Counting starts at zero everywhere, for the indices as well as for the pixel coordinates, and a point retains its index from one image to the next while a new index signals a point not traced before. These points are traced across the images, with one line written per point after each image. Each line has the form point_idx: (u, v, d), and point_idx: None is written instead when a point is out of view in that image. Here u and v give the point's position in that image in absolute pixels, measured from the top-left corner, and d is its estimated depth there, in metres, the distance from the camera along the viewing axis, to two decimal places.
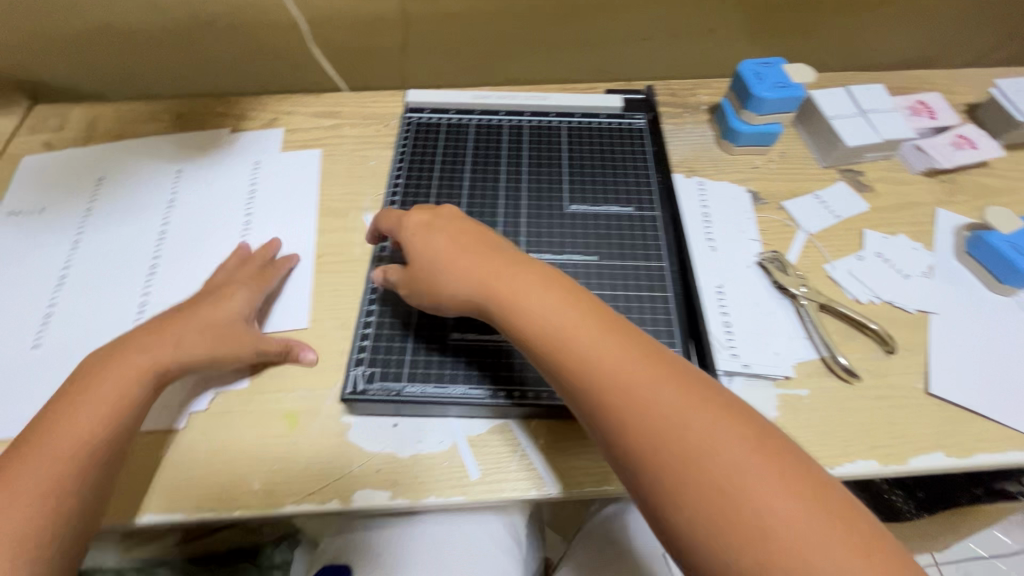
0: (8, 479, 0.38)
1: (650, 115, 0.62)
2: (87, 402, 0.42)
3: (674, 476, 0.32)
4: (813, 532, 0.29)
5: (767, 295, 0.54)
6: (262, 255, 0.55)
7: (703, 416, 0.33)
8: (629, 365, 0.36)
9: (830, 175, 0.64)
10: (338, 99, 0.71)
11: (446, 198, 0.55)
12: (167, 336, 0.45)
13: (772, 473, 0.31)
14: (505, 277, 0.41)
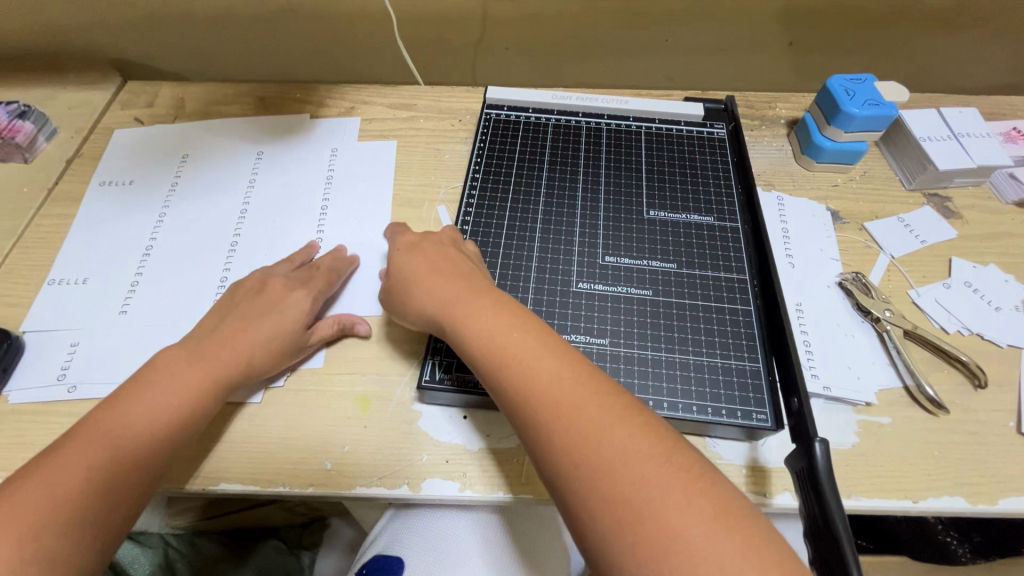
0: (56, 471, 0.38)
1: (731, 125, 0.61)
2: (162, 396, 0.43)
3: (590, 497, 0.33)
4: (723, 559, 0.29)
5: (848, 317, 0.52)
6: (327, 262, 0.54)
7: (620, 437, 0.34)
8: (566, 392, 0.36)
9: (915, 199, 0.62)
10: (414, 91, 0.72)
11: (523, 196, 0.55)
12: (244, 336, 0.47)
13: (690, 499, 0.31)
14: (463, 300, 0.42)
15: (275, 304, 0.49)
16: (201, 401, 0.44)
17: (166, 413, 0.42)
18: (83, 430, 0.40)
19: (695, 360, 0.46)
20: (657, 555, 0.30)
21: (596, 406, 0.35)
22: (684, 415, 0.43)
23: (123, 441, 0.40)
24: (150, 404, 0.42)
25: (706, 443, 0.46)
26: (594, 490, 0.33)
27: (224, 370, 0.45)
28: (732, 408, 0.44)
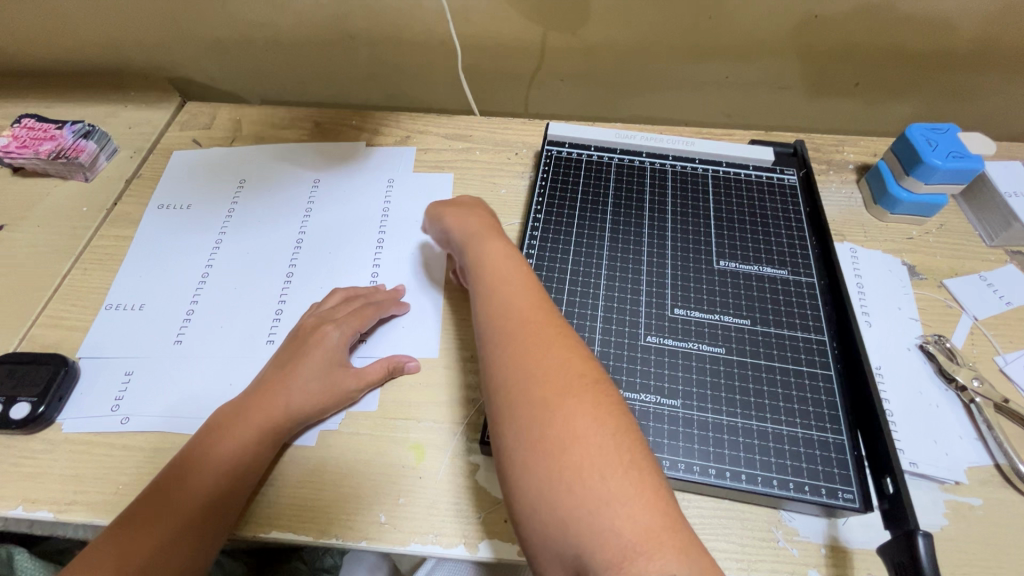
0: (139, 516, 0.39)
1: (802, 171, 0.59)
2: (224, 437, 0.43)
3: (515, 396, 0.35)
4: (607, 468, 0.31)
5: (931, 384, 0.49)
6: (376, 294, 0.54)
7: (559, 358, 0.36)
8: (528, 313, 0.39)
9: (997, 256, 0.59)
10: (470, 123, 0.71)
11: (586, 239, 0.54)
12: (284, 385, 0.46)
13: (599, 417, 0.34)
14: (483, 236, 0.47)
15: (320, 349, 0.48)
16: (261, 445, 0.44)
17: (225, 453, 0.43)
18: (158, 477, 0.42)
19: (771, 427, 0.43)
20: (553, 451, 0.32)
21: (548, 331, 0.38)
22: (763, 489, 0.41)
23: (199, 466, 0.42)
24: (208, 446, 0.43)
25: (781, 516, 0.43)
26: (520, 389, 0.35)
27: (279, 411, 0.45)
28: (815, 484, 0.41)
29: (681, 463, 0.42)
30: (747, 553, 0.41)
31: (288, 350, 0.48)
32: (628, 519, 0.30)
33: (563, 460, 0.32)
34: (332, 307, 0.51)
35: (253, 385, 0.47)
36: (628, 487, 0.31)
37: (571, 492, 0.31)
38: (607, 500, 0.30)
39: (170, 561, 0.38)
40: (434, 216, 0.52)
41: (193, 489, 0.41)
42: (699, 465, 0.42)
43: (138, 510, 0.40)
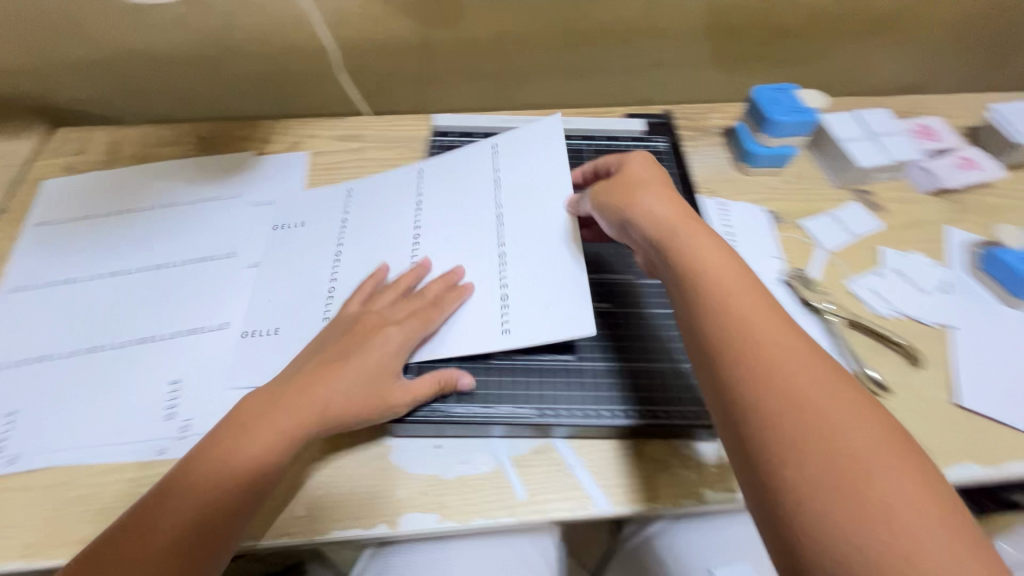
0: (149, 523, 0.38)
1: (670, 138, 0.64)
2: (221, 465, 0.40)
3: (785, 425, 0.33)
4: (909, 496, 0.30)
5: (795, 311, 0.56)
6: (439, 286, 0.50)
7: (824, 381, 0.34)
8: (770, 328, 0.37)
9: (843, 196, 0.67)
10: (362, 123, 0.72)
11: (476, 218, 0.56)
12: (326, 385, 0.43)
13: (872, 439, 0.32)
14: (684, 236, 0.44)
15: (378, 349, 0.45)
16: (265, 469, 0.41)
17: (218, 487, 0.40)
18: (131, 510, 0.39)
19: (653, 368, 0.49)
20: (837, 484, 0.30)
21: (800, 349, 0.36)
22: (650, 421, 0.46)
23: (230, 479, 0.40)
24: (199, 481, 0.40)
25: (676, 446, 0.48)
26: (794, 420, 0.33)
27: (279, 434, 0.42)
28: (694, 409, 0.47)
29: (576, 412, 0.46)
30: (646, 482, 0.46)
31: (323, 360, 0.45)
32: (934, 527, 0.29)
33: (858, 481, 0.30)
34: (380, 303, 0.49)
35: (247, 405, 0.43)
36: (925, 502, 0.30)
37: (868, 526, 0.29)
38: (901, 517, 0.29)
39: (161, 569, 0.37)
40: (614, 206, 0.48)
41: (169, 527, 0.38)
42: (592, 409, 0.47)
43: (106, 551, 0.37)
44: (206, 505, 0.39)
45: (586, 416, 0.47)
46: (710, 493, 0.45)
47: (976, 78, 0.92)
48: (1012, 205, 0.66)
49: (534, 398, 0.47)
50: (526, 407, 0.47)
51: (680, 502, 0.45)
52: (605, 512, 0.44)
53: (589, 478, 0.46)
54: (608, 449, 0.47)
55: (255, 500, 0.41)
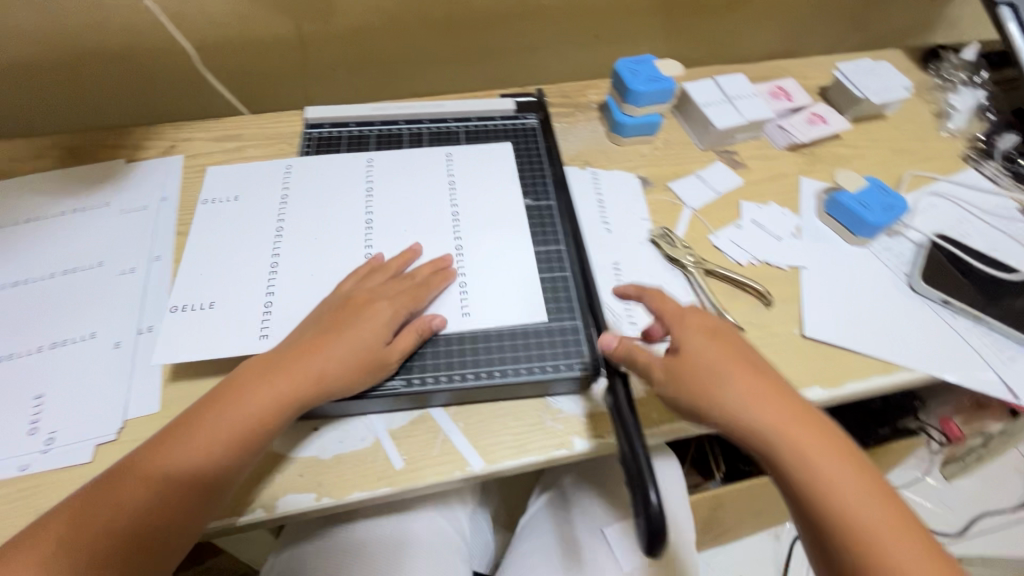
0: (123, 488, 0.40)
1: (541, 114, 0.68)
2: (197, 445, 0.41)
3: (837, 533, 0.39)
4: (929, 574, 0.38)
5: (660, 267, 0.59)
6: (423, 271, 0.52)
7: (848, 477, 0.40)
8: (811, 439, 0.41)
9: (709, 157, 0.71)
10: (240, 122, 0.71)
11: (349, 204, 0.58)
12: (319, 357, 0.45)
13: (894, 525, 0.39)
14: (753, 382, 0.42)
15: (369, 324, 0.47)
16: (247, 445, 0.42)
17: (193, 467, 0.41)
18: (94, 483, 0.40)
19: (520, 328, 0.51)
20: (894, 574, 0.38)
21: (818, 445, 0.41)
22: (515, 378, 0.49)
23: (207, 461, 0.41)
24: (172, 458, 0.41)
25: (548, 402, 0.50)
26: (844, 529, 0.39)
27: (266, 414, 0.43)
28: (557, 362, 0.50)
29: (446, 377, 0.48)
30: (518, 438, 0.48)
31: (316, 334, 0.46)
32: None
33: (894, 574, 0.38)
34: (368, 283, 0.50)
35: (236, 383, 0.44)
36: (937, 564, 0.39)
37: None
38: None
39: (127, 534, 0.39)
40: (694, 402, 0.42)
41: (136, 506, 0.39)
42: (458, 373, 0.49)
43: (71, 524, 0.38)
44: (178, 482, 0.40)
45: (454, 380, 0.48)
46: (579, 441, 0.48)
47: (837, 41, 0.99)
48: (856, 154, 0.72)
49: (403, 369, 0.49)
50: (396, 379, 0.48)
51: (551, 452, 0.48)
52: (479, 472, 0.46)
53: (464, 440, 0.48)
54: (482, 412, 0.49)
55: (237, 472, 0.42)
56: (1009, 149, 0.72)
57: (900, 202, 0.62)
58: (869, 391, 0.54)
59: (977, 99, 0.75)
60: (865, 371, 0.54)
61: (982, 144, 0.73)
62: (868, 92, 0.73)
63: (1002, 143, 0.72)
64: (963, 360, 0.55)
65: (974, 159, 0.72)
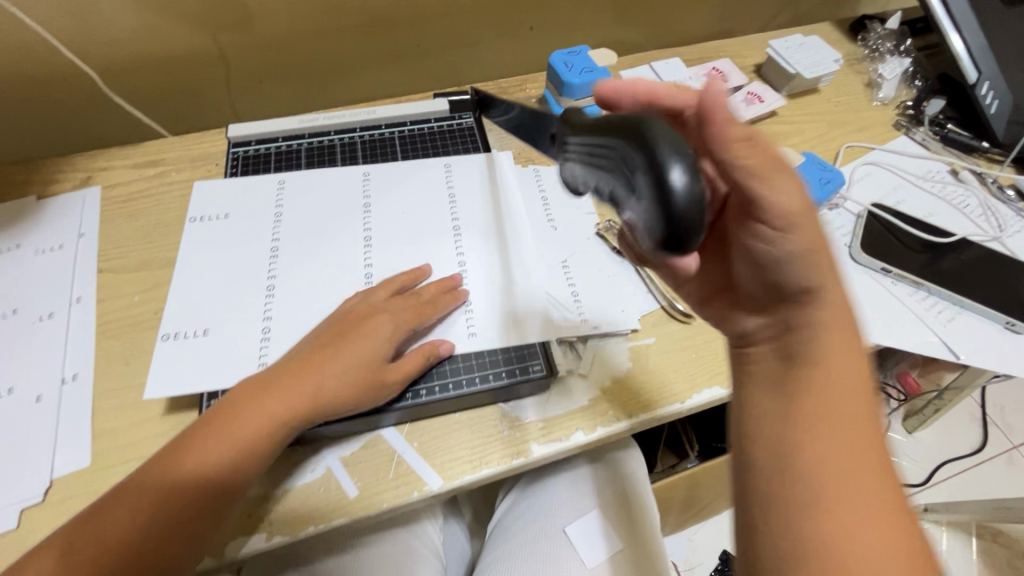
0: (132, 490, 0.39)
1: (476, 114, 0.69)
2: (188, 467, 0.40)
3: (783, 418, 0.36)
4: (842, 493, 0.33)
5: (609, 260, 0.58)
6: (433, 287, 0.52)
7: (840, 399, 0.35)
8: (841, 365, 0.36)
9: None
10: (161, 146, 0.67)
11: (297, 225, 0.58)
12: (318, 369, 0.44)
13: (849, 456, 0.33)
14: (826, 276, 0.36)
15: (370, 338, 0.46)
16: (244, 465, 0.41)
17: (185, 491, 0.39)
18: (76, 521, 0.39)
19: (471, 336, 0.51)
20: (793, 448, 0.34)
21: (847, 388, 0.35)
22: (469, 389, 0.48)
23: (202, 478, 0.40)
24: (161, 484, 0.39)
25: (504, 409, 0.49)
26: (794, 412, 0.35)
27: (262, 431, 0.42)
28: (512, 368, 0.50)
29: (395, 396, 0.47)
30: (474, 451, 0.47)
31: (319, 348, 0.46)
32: (854, 518, 0.32)
33: (797, 448, 0.34)
34: (373, 297, 0.50)
35: (239, 395, 0.43)
36: (868, 505, 0.32)
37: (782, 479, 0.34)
38: (835, 499, 0.33)
39: (127, 531, 0.38)
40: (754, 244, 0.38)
41: (136, 518, 0.38)
42: (411, 391, 0.48)
43: (58, 557, 0.37)
44: (175, 500, 0.39)
45: (404, 398, 0.47)
46: (538, 447, 0.48)
47: (769, 18, 1.00)
48: (794, 130, 0.73)
49: None
50: None
51: (510, 461, 0.47)
52: (437, 491, 0.45)
53: (420, 460, 0.46)
54: (436, 430, 0.48)
55: (233, 498, 0.41)
56: (935, 114, 0.74)
57: (836, 177, 0.63)
58: None
59: (903, 66, 0.76)
60: None
61: (911, 111, 0.75)
62: (799, 68, 0.74)
63: (930, 109, 0.73)
64: (905, 326, 0.57)
65: (905, 127, 0.74)
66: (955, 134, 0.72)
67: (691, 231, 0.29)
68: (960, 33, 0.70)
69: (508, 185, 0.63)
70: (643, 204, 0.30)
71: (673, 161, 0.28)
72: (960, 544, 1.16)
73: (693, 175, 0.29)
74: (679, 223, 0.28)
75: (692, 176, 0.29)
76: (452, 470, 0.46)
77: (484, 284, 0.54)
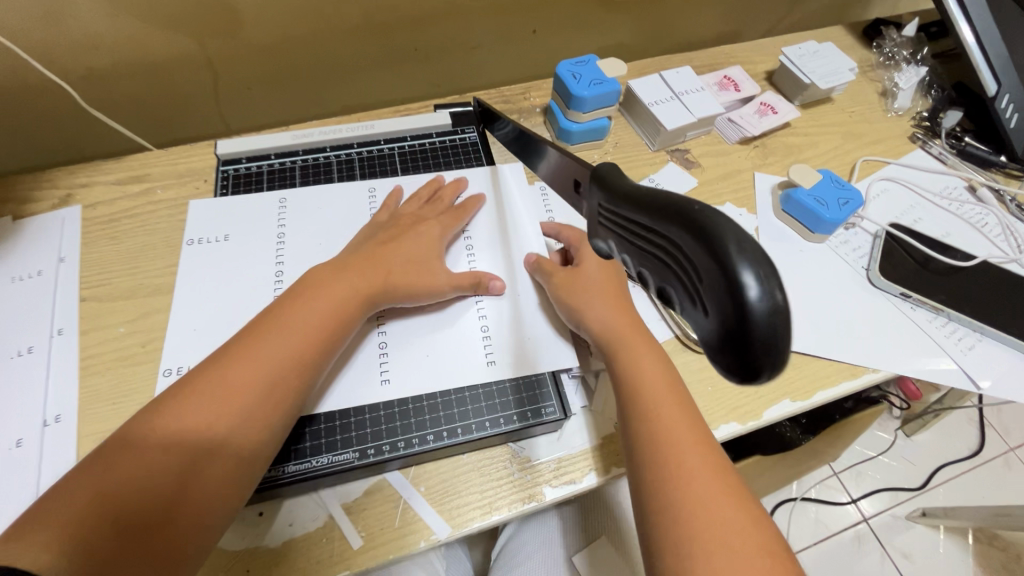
0: (177, 408, 0.39)
1: (480, 128, 0.66)
2: (245, 365, 0.41)
3: (650, 444, 0.41)
4: (710, 495, 0.37)
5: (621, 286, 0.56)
6: (451, 190, 0.59)
7: (671, 419, 0.42)
8: (665, 390, 0.44)
9: (661, 158, 0.68)
10: (145, 160, 0.63)
11: (301, 247, 0.56)
12: (386, 256, 0.50)
13: (700, 463, 0.39)
14: (632, 336, 0.47)
15: (425, 238, 0.54)
16: (306, 362, 0.43)
17: (245, 388, 0.40)
18: (124, 431, 0.38)
19: (479, 374, 0.49)
20: (669, 471, 0.39)
21: (673, 403, 0.43)
22: (478, 433, 0.46)
23: (262, 380, 0.41)
24: (220, 382, 0.40)
25: (514, 449, 0.47)
26: (651, 438, 0.41)
27: (317, 329, 0.44)
28: (524, 410, 0.47)
29: (402, 442, 0.45)
30: (484, 496, 0.45)
31: (369, 252, 0.51)
32: (722, 518, 0.37)
33: (672, 472, 0.39)
34: (420, 204, 0.57)
35: (286, 302, 0.46)
36: (729, 502, 0.37)
37: (672, 505, 0.38)
38: (706, 502, 0.37)
39: (173, 450, 0.37)
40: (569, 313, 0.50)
41: (178, 436, 0.38)
42: (417, 437, 0.46)
43: (114, 463, 0.36)
44: (228, 410, 0.39)
45: (411, 446, 0.45)
46: (551, 491, 0.45)
47: (778, 18, 0.97)
48: (808, 143, 0.71)
49: (354, 440, 0.45)
50: (346, 453, 0.45)
51: (521, 507, 0.45)
52: (446, 539, 0.43)
53: (428, 506, 0.44)
54: (444, 475, 0.45)
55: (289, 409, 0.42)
56: (953, 126, 0.72)
57: (854, 196, 0.60)
58: (838, 397, 0.53)
59: (920, 75, 0.73)
60: (834, 377, 0.53)
61: (927, 123, 0.73)
62: (815, 77, 0.71)
63: (947, 121, 0.71)
64: (925, 353, 0.55)
65: (921, 140, 0.72)
66: (972, 149, 0.70)
67: (772, 365, 0.18)
68: (969, 22, 0.67)
69: (514, 208, 0.60)
70: (709, 322, 0.19)
71: (740, 263, 0.18)
72: (957, 548, 1.14)
73: (773, 275, 0.18)
74: (751, 352, 0.18)
75: (770, 278, 0.18)
76: (461, 518, 0.44)
77: (488, 314, 0.52)
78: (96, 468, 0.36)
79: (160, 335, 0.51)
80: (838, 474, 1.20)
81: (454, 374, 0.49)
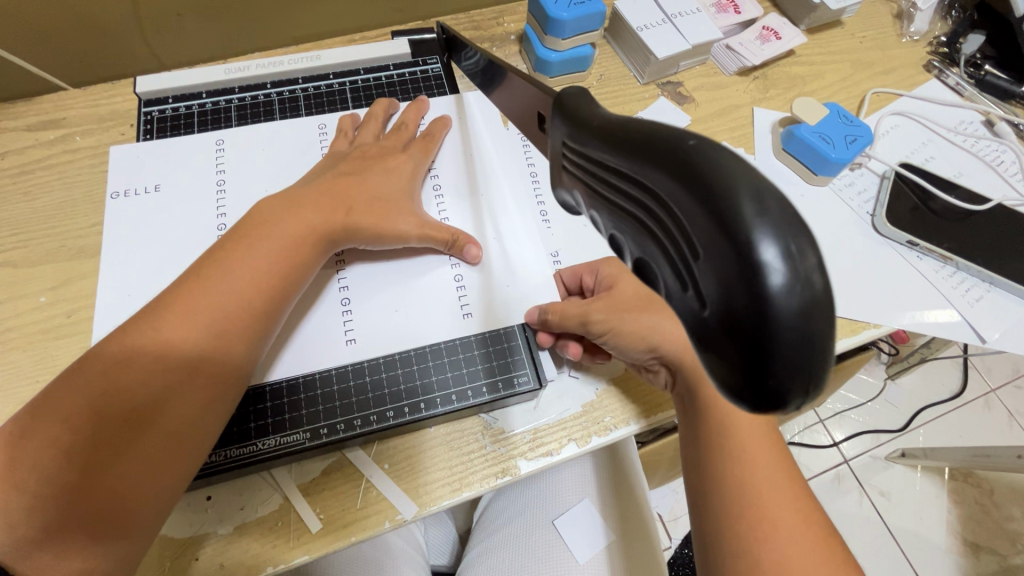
0: (97, 370, 0.33)
1: (444, 58, 0.58)
2: (186, 316, 0.35)
3: (724, 465, 0.37)
4: (792, 531, 0.34)
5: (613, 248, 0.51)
6: (413, 118, 0.52)
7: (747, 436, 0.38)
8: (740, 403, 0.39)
9: (650, 92, 0.61)
10: (59, 100, 0.54)
11: (243, 196, 0.49)
12: (349, 186, 0.44)
13: (780, 492, 0.36)
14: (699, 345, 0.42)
15: (391, 174, 0.47)
16: (257, 311, 0.37)
17: (181, 342, 0.34)
18: (48, 395, 0.32)
19: (445, 343, 0.44)
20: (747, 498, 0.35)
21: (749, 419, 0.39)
22: (444, 408, 0.42)
23: (200, 335, 0.35)
24: (153, 337, 0.34)
25: (485, 420, 0.43)
26: (727, 455, 0.37)
27: (267, 275, 0.38)
28: (493, 381, 0.43)
29: (359, 419, 0.41)
30: (454, 472, 0.41)
31: (325, 185, 0.44)
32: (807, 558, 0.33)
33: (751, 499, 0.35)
34: (378, 140, 0.50)
35: (227, 242, 0.39)
36: (812, 541, 0.34)
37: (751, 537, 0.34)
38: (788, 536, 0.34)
39: (93, 418, 0.31)
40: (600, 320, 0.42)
41: (98, 399, 0.32)
42: (376, 413, 0.42)
43: (42, 430, 0.31)
44: (160, 370, 0.33)
45: (369, 423, 0.41)
46: (526, 464, 0.42)
47: None
48: (813, 73, 0.63)
49: (304, 419, 0.41)
50: (295, 433, 0.41)
51: (492, 482, 0.41)
52: (410, 518, 0.40)
53: (392, 484, 0.41)
54: (409, 452, 0.42)
55: (234, 368, 0.36)
56: (973, 53, 0.65)
57: (864, 132, 0.54)
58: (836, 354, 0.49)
59: None
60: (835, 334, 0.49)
61: (945, 49, 0.66)
62: None
63: (967, 48, 0.64)
64: (929, 304, 0.51)
65: (938, 69, 0.65)
66: (992, 78, 0.63)
67: (797, 378, 0.13)
68: None
69: (484, 147, 0.53)
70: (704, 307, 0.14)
71: (762, 229, 0.13)
72: (933, 487, 1.14)
73: (808, 249, 0.13)
74: (773, 363, 0.13)
75: (803, 253, 0.13)
76: (425, 494, 0.40)
77: (457, 269, 0.47)
78: (12, 446, 0.30)
79: (88, 303, 0.46)
80: (824, 422, 1.19)
81: (416, 336, 0.44)
